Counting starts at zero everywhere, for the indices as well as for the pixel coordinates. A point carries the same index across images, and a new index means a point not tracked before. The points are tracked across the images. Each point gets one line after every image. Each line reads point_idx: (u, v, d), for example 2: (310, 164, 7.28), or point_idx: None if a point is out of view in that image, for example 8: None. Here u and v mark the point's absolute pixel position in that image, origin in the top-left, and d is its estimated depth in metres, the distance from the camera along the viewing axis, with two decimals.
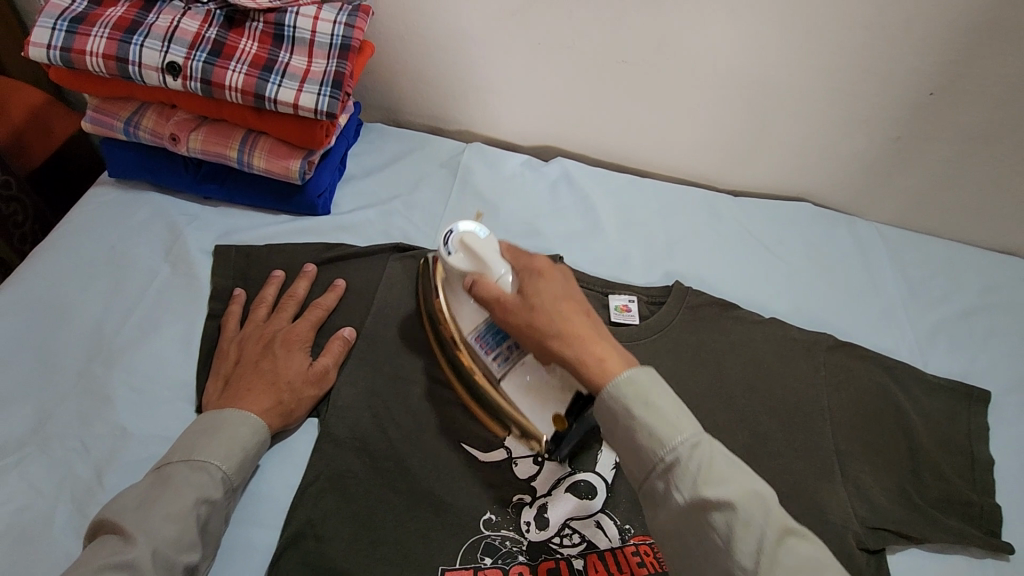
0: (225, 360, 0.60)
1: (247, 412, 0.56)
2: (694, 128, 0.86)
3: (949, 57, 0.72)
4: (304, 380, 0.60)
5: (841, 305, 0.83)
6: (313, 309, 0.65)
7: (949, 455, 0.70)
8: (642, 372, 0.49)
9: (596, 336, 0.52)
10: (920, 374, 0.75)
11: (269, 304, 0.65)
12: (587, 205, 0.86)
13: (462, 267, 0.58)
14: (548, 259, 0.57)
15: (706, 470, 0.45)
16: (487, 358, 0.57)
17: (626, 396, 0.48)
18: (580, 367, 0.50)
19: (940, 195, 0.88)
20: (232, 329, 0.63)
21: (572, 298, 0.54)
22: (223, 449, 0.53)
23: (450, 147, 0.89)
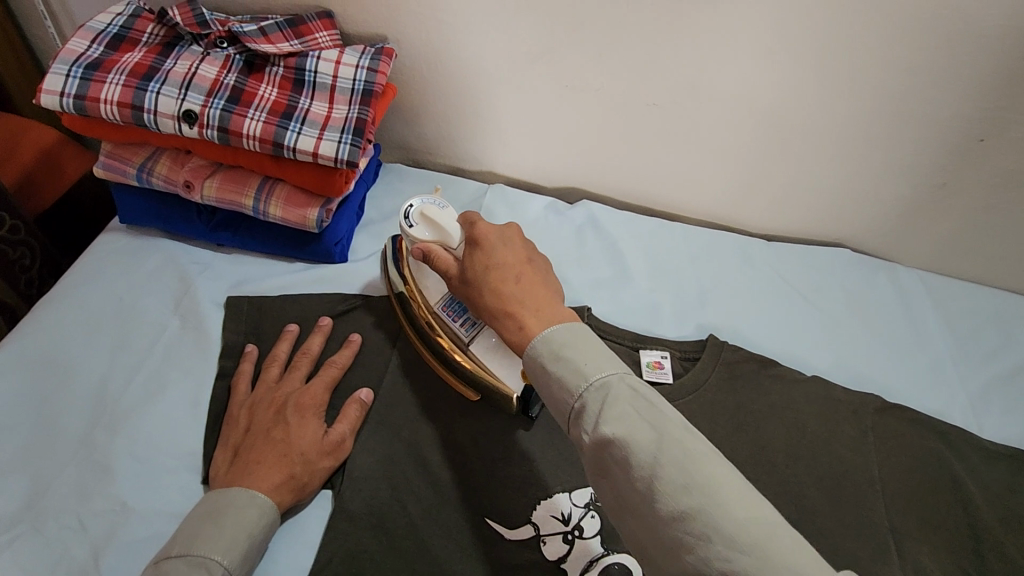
0: (235, 427, 0.57)
1: (256, 488, 0.52)
2: (726, 171, 0.82)
3: (1001, 105, 0.68)
4: (317, 450, 0.55)
5: (886, 361, 0.78)
6: (327, 369, 0.62)
7: (1015, 535, 0.64)
8: (568, 328, 0.50)
9: (526, 296, 0.53)
10: (975, 441, 0.70)
11: (281, 363, 0.62)
12: (614, 251, 0.82)
13: (421, 235, 0.62)
14: (497, 224, 0.59)
15: (611, 413, 0.45)
16: (455, 325, 0.61)
17: (541, 351, 0.49)
18: (506, 332, 0.53)
19: (986, 243, 0.83)
20: (243, 390, 0.59)
21: (513, 262, 0.56)
22: (227, 541, 0.48)
23: (471, 189, 0.86)
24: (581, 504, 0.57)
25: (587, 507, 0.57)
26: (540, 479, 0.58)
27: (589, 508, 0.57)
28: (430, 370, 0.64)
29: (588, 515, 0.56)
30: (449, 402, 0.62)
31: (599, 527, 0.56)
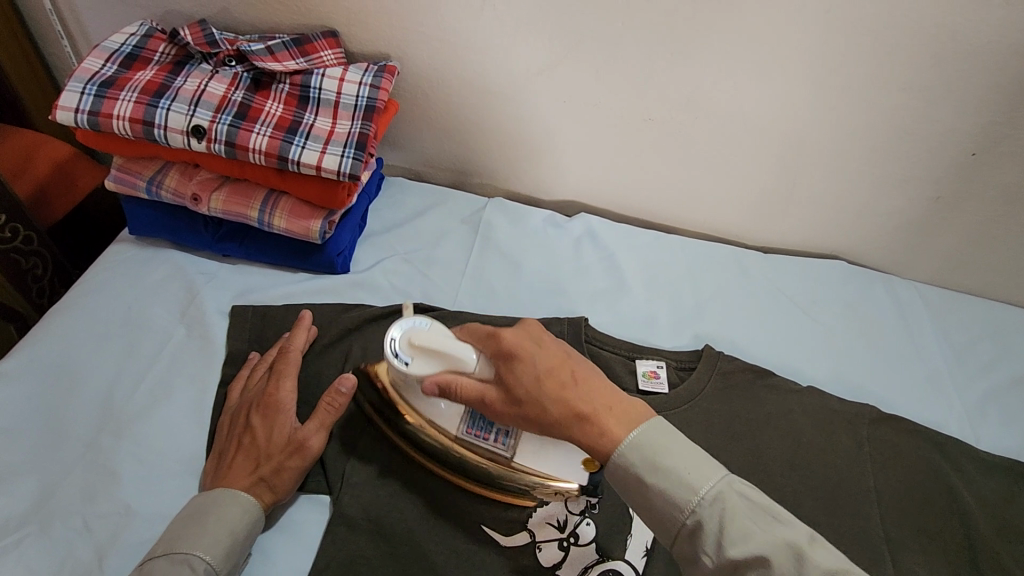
0: (223, 432, 0.59)
1: (228, 490, 0.54)
2: (722, 185, 0.84)
3: (993, 119, 0.69)
4: (282, 450, 0.56)
5: (882, 372, 0.79)
6: (288, 360, 0.61)
7: (1012, 545, 0.64)
8: (649, 425, 0.48)
9: (595, 397, 0.49)
10: (971, 451, 0.70)
11: (258, 364, 0.63)
12: (610, 263, 0.84)
13: (427, 371, 0.55)
14: (516, 328, 0.54)
15: (731, 528, 0.43)
16: (488, 442, 0.55)
17: (635, 462, 0.46)
18: (585, 443, 0.48)
19: (981, 256, 0.84)
20: (234, 396, 0.61)
21: (558, 361, 0.51)
22: (208, 538, 0.51)
23: (472, 202, 0.88)
24: (576, 511, 0.58)
25: (583, 514, 0.57)
26: None
27: (585, 515, 0.57)
28: None
29: (584, 522, 0.57)
30: None
31: (595, 534, 0.57)
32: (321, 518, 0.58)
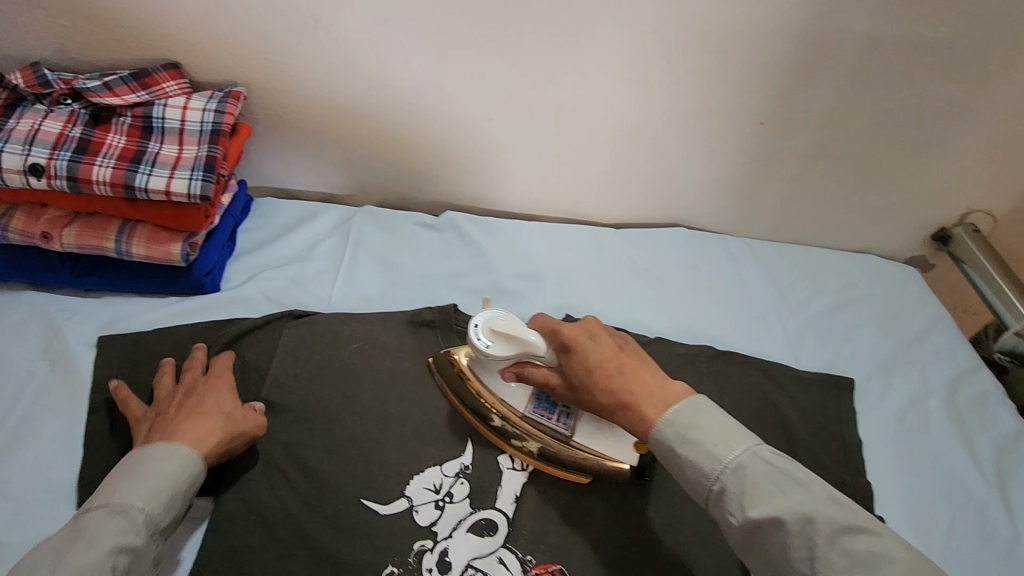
0: (134, 433, 0.61)
1: (185, 452, 0.57)
2: (568, 172, 0.93)
3: (771, 94, 0.82)
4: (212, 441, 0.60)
5: (720, 317, 0.90)
6: (227, 381, 0.67)
7: (825, 443, 0.76)
8: (690, 405, 0.57)
9: (631, 386, 0.60)
10: (792, 373, 0.82)
11: (215, 371, 0.67)
12: (477, 252, 0.91)
13: (502, 351, 0.65)
14: (578, 325, 0.65)
15: (750, 493, 0.52)
16: (550, 421, 0.67)
17: (667, 434, 0.56)
18: (630, 422, 0.59)
19: (793, 209, 0.98)
20: (136, 404, 0.63)
21: (610, 353, 0.62)
22: (144, 492, 0.54)
23: (342, 212, 0.93)
24: (451, 474, 0.65)
25: (457, 476, 0.65)
26: (409, 459, 0.66)
27: (459, 476, 0.65)
28: (306, 377, 0.71)
29: (457, 483, 0.65)
30: (324, 404, 0.69)
31: (468, 491, 0.64)
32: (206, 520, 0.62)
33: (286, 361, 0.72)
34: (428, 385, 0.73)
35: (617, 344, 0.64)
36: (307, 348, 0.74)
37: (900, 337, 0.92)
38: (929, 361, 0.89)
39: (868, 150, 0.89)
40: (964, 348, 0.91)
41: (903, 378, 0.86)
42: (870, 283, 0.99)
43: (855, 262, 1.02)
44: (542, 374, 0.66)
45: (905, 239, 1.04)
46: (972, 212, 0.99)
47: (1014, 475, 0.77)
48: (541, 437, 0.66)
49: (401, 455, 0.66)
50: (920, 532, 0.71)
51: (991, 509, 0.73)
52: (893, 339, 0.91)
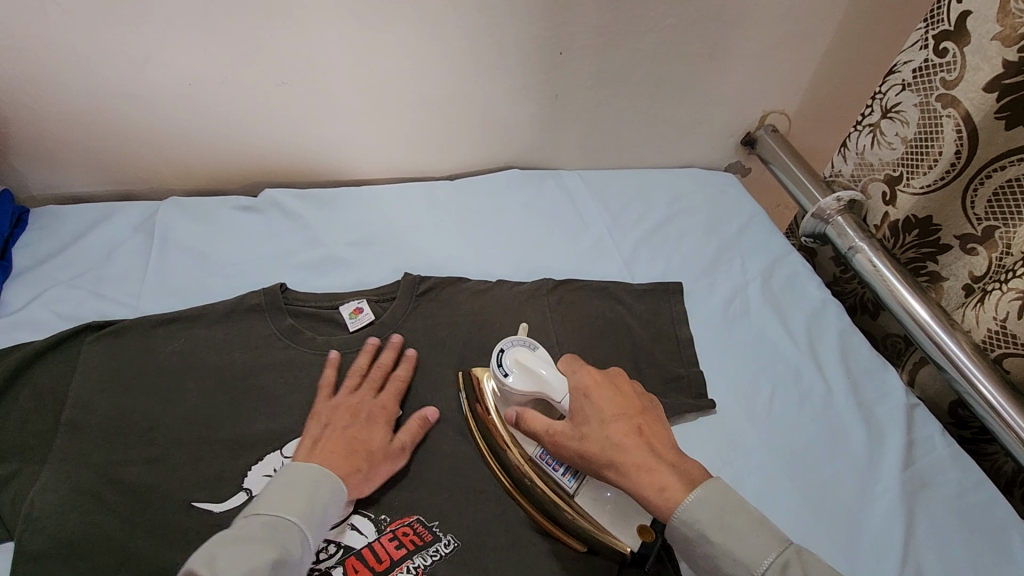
0: (314, 424, 0.64)
1: (327, 471, 0.59)
2: (383, 130, 0.91)
3: (556, 22, 0.83)
4: (381, 451, 0.64)
5: (559, 249, 0.93)
6: (394, 382, 0.70)
7: (661, 344, 0.82)
8: (719, 491, 0.56)
9: (629, 448, 0.59)
10: (625, 286, 0.87)
11: (360, 373, 0.71)
12: (303, 226, 0.87)
13: (523, 385, 0.64)
14: (606, 376, 0.65)
15: (715, 516, 0.54)
16: (557, 474, 0.63)
17: (698, 520, 0.54)
18: (642, 491, 0.57)
19: (611, 134, 1.02)
20: (343, 397, 0.68)
21: (626, 416, 0.61)
22: (302, 506, 0.56)
23: (144, 208, 0.84)
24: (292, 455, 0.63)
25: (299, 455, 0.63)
26: (240, 453, 0.63)
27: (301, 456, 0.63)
28: (113, 391, 0.65)
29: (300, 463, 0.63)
30: (141, 415, 0.64)
31: None
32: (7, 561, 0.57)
33: (90, 378, 0.65)
34: (264, 369, 0.69)
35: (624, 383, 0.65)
36: (114, 360, 0.67)
37: (722, 237, 0.99)
38: (748, 255, 0.97)
39: (661, 67, 0.94)
40: (776, 236, 1.01)
41: (725, 274, 0.94)
42: (693, 194, 1.06)
43: (679, 176, 1.08)
44: (538, 417, 0.64)
45: (719, 148, 1.12)
46: (770, 114, 1.08)
47: (820, 338, 0.86)
48: (539, 500, 0.63)
49: (233, 446, 0.63)
50: (746, 400, 0.78)
51: (802, 371, 0.82)
52: (716, 240, 0.98)
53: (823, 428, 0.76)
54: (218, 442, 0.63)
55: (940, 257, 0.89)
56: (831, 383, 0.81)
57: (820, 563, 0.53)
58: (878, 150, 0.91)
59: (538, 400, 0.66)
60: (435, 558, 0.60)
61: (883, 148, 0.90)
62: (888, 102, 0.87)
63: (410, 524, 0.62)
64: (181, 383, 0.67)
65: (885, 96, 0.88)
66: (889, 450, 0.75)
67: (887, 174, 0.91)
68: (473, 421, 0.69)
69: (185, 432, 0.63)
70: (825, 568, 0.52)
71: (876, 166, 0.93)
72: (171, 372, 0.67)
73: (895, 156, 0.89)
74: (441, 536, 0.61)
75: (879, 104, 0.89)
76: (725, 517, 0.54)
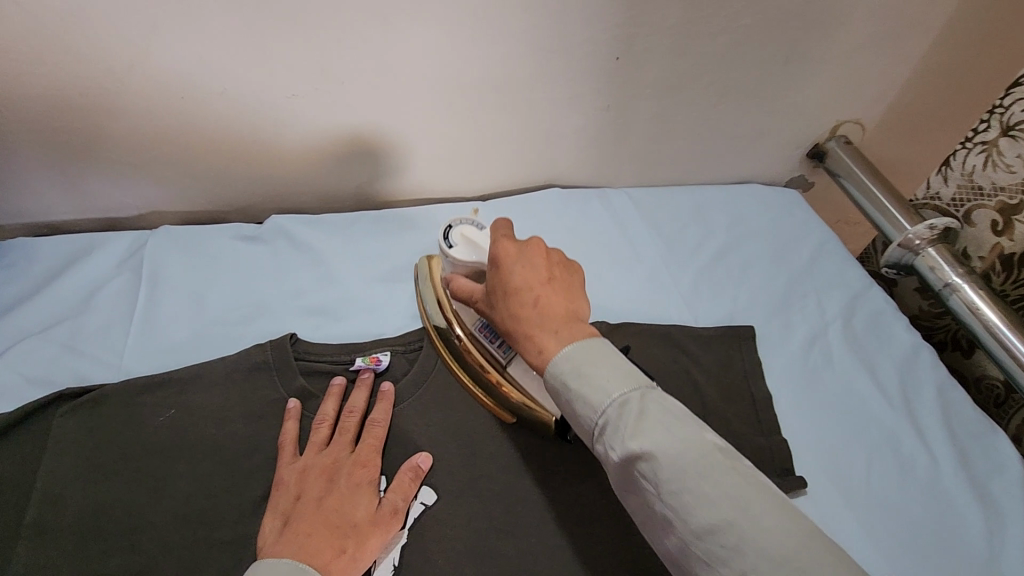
0: (284, 496, 0.53)
1: (299, 562, 0.48)
2: (408, 145, 0.79)
3: (617, 22, 0.70)
4: (368, 522, 0.52)
5: (609, 283, 0.81)
6: (372, 430, 0.59)
7: (734, 404, 0.70)
8: (583, 344, 0.49)
9: (534, 321, 0.51)
10: (690, 331, 0.74)
11: (329, 423, 0.59)
12: (315, 258, 0.75)
13: (462, 255, 0.64)
14: (524, 244, 0.55)
15: (637, 424, 0.44)
16: (492, 346, 0.64)
17: (562, 370, 0.48)
18: (528, 353, 0.51)
19: (665, 148, 0.90)
20: (312, 454, 0.56)
21: (535, 284, 0.52)
22: None
23: (131, 239, 0.72)
24: None
25: None
26: (243, 560, 0.52)
27: None
28: (90, 480, 0.54)
29: None
30: (124, 510, 0.53)
31: None
32: None
33: (61, 462, 0.54)
34: (271, 445, 0.58)
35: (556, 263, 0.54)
36: (91, 437, 0.56)
37: (792, 267, 0.87)
38: (824, 289, 0.85)
39: (731, 74, 0.81)
40: (854, 266, 0.88)
41: (799, 313, 0.81)
42: (755, 215, 0.93)
43: (738, 194, 0.96)
44: (467, 284, 0.61)
45: (782, 161, 0.99)
46: (843, 124, 0.95)
47: (916, 392, 0.75)
48: (483, 380, 0.63)
49: (234, 551, 0.52)
50: (838, 474, 0.67)
51: (900, 437, 0.70)
52: (786, 271, 0.86)
53: (930, 511, 0.65)
54: (217, 546, 0.52)
55: None
56: (935, 452, 0.69)
57: (782, 539, 0.39)
58: (991, 172, 0.79)
59: (479, 272, 0.64)
60: None
61: (998, 170, 0.78)
62: (1011, 118, 0.75)
63: None
64: (171, 467, 0.55)
65: (1006, 111, 0.75)
66: (1012, 538, 0.64)
67: (1001, 201, 0.78)
68: (432, 324, 0.67)
69: (177, 532, 0.52)
70: (783, 548, 0.39)
71: (986, 190, 0.80)
72: (159, 453, 0.56)
73: (1014, 181, 0.76)
74: None
75: (998, 119, 0.77)
76: (670, 459, 0.42)
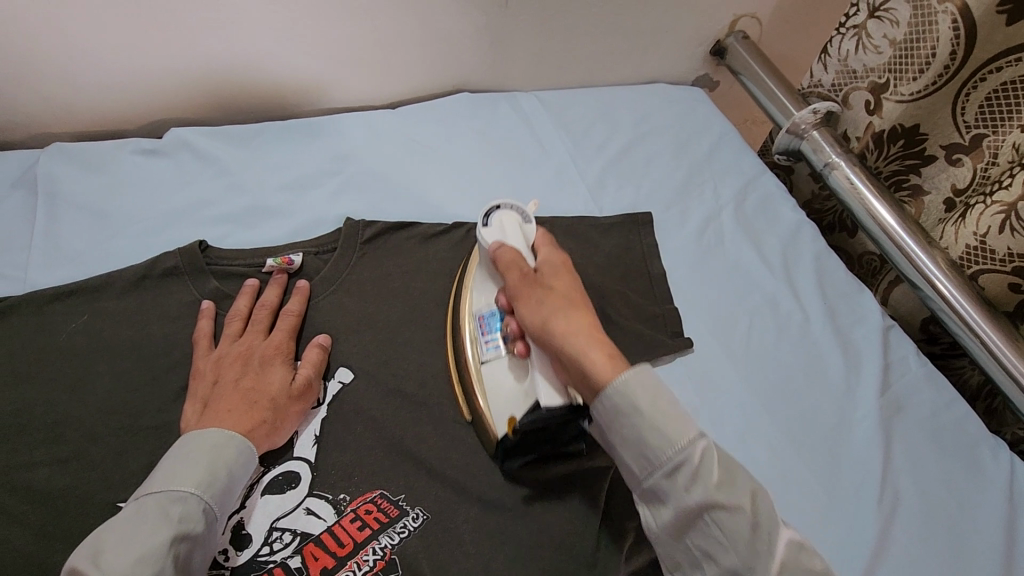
0: (202, 382, 0.57)
1: (225, 435, 0.51)
2: (304, 52, 0.78)
3: None
4: (286, 396, 0.56)
5: (519, 181, 0.84)
6: (285, 319, 0.62)
7: (631, 281, 0.76)
8: (639, 375, 0.51)
9: (574, 335, 0.53)
10: (591, 221, 0.80)
11: (243, 317, 0.62)
12: (220, 169, 0.75)
13: (490, 239, 0.60)
14: (578, 281, 0.58)
15: (650, 438, 0.49)
16: (484, 339, 0.60)
17: (614, 396, 0.50)
18: (580, 376, 0.53)
19: (568, 48, 0.92)
20: (224, 344, 0.60)
21: (570, 296, 0.56)
22: (200, 476, 0.48)
23: (22, 157, 0.70)
24: None
25: None
26: (170, 440, 0.55)
27: None
28: (10, 383, 0.55)
29: None
30: (45, 406, 0.55)
31: None
32: None
33: None
34: (188, 343, 0.60)
35: (581, 299, 0.57)
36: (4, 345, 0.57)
37: (692, 159, 0.92)
38: (720, 178, 0.90)
39: None
40: (748, 155, 0.94)
41: (696, 200, 0.87)
42: (660, 111, 0.97)
43: (644, 93, 0.99)
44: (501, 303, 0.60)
45: (686, 60, 1.03)
46: (740, 19, 0.99)
47: (796, 262, 0.83)
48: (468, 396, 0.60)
49: (160, 434, 0.55)
50: (724, 333, 0.75)
51: (778, 301, 0.78)
52: (686, 163, 0.91)
53: (802, 360, 0.74)
54: (144, 432, 0.55)
55: (923, 169, 0.85)
56: (808, 310, 0.78)
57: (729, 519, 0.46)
58: (862, 54, 0.85)
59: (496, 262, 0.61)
60: (404, 535, 0.54)
61: (868, 52, 0.84)
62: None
63: (373, 500, 0.55)
64: (90, 368, 0.57)
65: None
66: (867, 376, 0.74)
67: (872, 82, 0.85)
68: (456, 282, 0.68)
69: (101, 422, 0.55)
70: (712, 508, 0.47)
71: (858, 74, 0.87)
72: (76, 355, 0.58)
73: (881, 61, 0.83)
74: (409, 510, 0.55)
75: (866, 3, 0.83)
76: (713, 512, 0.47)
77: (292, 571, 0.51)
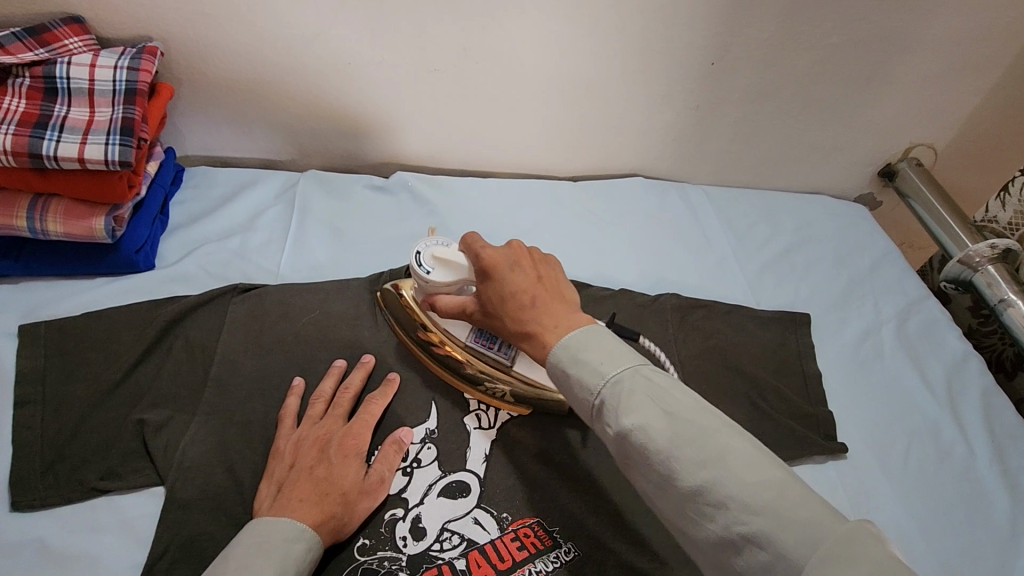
0: (281, 462, 0.58)
1: (294, 523, 0.53)
2: (516, 127, 0.91)
3: (716, 30, 0.82)
4: (357, 490, 0.57)
5: (682, 264, 0.90)
6: (369, 407, 0.64)
7: (787, 377, 0.78)
8: (586, 330, 0.52)
9: (535, 318, 0.55)
10: (752, 312, 0.83)
11: (327, 399, 0.64)
12: (430, 210, 0.88)
13: (441, 277, 0.64)
14: (502, 249, 0.59)
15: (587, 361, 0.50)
16: (492, 350, 0.66)
17: (561, 356, 0.52)
18: (543, 322, 0.54)
19: (743, 152, 0.99)
20: (305, 426, 0.61)
21: (524, 286, 0.56)
22: (297, 552, 0.51)
23: (286, 177, 0.87)
24: (418, 440, 0.64)
25: (424, 441, 0.64)
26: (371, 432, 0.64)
27: (426, 442, 0.64)
28: (258, 354, 0.67)
29: (425, 448, 0.63)
30: (280, 377, 0.66)
31: (435, 455, 0.63)
32: (157, 495, 0.59)
33: (234, 336, 0.67)
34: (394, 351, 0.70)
35: (538, 281, 0.57)
36: (257, 320, 0.69)
37: (853, 272, 0.93)
38: (881, 294, 0.91)
39: (812, 87, 0.91)
40: (913, 278, 0.94)
41: (856, 311, 0.88)
42: (823, 221, 1.00)
43: (809, 202, 1.03)
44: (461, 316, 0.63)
45: (854, 177, 1.06)
46: (916, 146, 1.02)
47: (961, 392, 0.80)
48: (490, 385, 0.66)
49: None
50: (879, 448, 0.74)
51: (940, 427, 0.76)
52: (847, 275, 0.93)
53: (963, 494, 0.71)
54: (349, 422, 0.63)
55: None
56: (973, 444, 0.75)
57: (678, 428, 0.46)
58: None
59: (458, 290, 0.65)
60: (557, 565, 0.58)
61: None
62: None
63: (531, 526, 0.60)
64: (317, 354, 0.68)
65: None
66: None
67: None
68: (393, 314, 0.71)
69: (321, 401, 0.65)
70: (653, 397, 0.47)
71: None
72: (307, 341, 0.69)
73: None
74: (562, 543, 0.59)
75: None
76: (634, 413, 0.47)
77: (456, 571, 0.56)
